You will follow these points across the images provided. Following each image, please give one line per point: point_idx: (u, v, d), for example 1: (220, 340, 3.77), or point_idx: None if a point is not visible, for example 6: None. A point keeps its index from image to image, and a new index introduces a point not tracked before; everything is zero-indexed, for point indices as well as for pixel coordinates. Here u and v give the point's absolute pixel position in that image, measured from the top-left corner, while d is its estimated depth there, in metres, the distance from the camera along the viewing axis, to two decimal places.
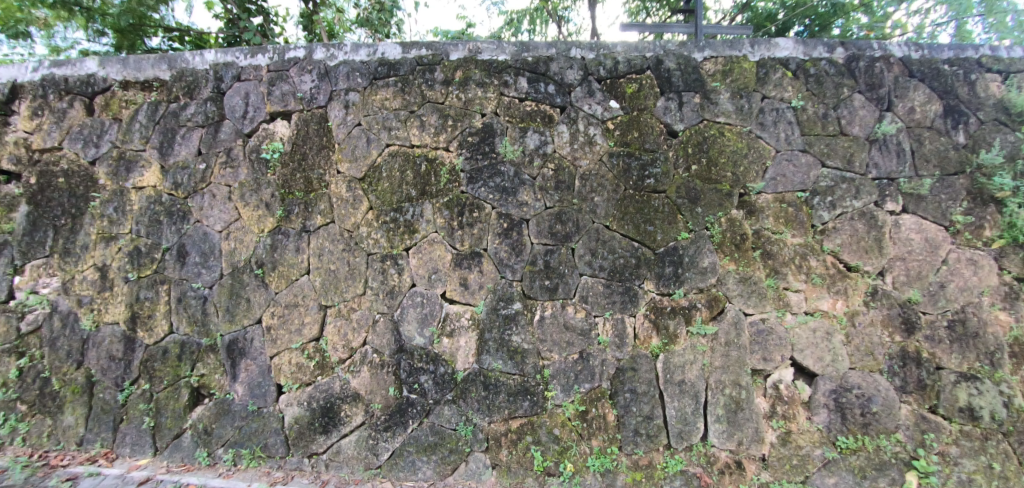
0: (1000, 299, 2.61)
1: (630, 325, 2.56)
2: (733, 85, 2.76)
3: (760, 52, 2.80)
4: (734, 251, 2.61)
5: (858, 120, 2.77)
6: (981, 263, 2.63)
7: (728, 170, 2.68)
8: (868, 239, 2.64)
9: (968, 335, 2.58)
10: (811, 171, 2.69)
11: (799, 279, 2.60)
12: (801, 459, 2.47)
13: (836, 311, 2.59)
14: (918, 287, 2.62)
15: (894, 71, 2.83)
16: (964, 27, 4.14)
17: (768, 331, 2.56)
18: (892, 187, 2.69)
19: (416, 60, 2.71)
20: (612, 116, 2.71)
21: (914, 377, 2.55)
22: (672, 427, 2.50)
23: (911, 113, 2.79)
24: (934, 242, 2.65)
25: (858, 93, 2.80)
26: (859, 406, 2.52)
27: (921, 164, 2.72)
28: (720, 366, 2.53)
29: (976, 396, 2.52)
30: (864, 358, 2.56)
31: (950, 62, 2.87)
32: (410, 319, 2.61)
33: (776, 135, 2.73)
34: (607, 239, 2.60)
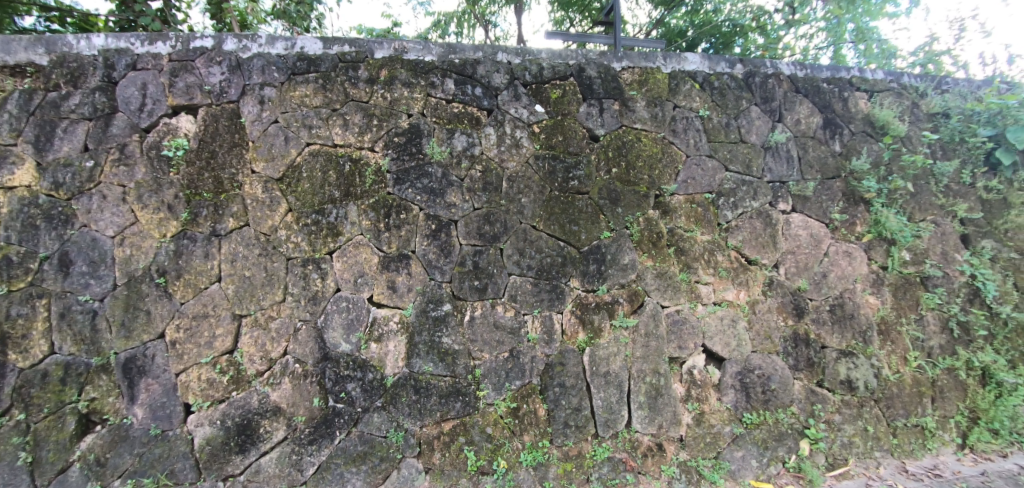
0: (869, 285, 3.03)
1: (558, 322, 2.64)
2: (648, 93, 2.96)
3: (671, 65, 3.03)
4: (652, 248, 2.79)
5: (755, 129, 3.08)
6: (855, 254, 3.04)
7: (645, 173, 2.86)
8: (764, 235, 2.94)
9: (846, 316, 2.95)
10: (716, 175, 2.94)
11: (708, 272, 2.84)
12: (713, 436, 2.69)
13: (740, 301, 2.85)
14: (806, 277, 2.96)
15: (783, 86, 3.19)
16: (840, 52, 4.75)
17: (682, 321, 2.76)
18: (783, 189, 3.03)
19: (338, 57, 2.62)
20: (537, 120, 2.80)
21: (805, 356, 2.87)
22: (599, 416, 2.61)
23: (798, 124, 3.16)
24: (817, 237, 3.01)
25: (755, 105, 3.13)
26: (761, 385, 2.79)
27: (806, 168, 3.09)
28: (641, 356, 2.69)
29: (853, 370, 2.89)
30: (764, 341, 2.84)
31: (828, 81, 3.29)
32: (334, 326, 2.50)
33: (687, 141, 2.96)
34: (535, 239, 2.67)
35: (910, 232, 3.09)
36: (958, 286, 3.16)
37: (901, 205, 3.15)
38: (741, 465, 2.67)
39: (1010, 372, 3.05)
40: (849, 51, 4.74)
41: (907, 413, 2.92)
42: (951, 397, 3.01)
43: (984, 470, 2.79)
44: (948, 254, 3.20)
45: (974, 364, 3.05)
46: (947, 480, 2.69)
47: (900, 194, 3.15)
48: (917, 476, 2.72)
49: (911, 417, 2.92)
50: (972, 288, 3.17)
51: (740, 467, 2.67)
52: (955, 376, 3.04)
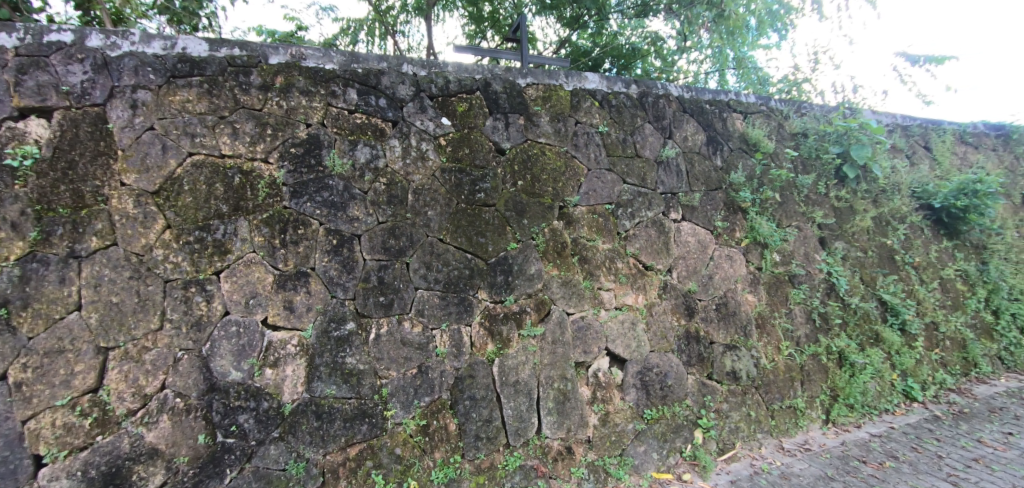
0: (747, 284, 3.39)
1: (466, 335, 2.64)
2: (552, 109, 3.09)
3: (573, 83, 3.19)
4: (557, 257, 2.89)
5: (649, 145, 3.34)
6: (735, 257, 3.39)
7: (549, 185, 2.97)
8: (658, 242, 3.18)
9: (730, 313, 3.27)
10: (615, 187, 3.14)
11: (609, 279, 3.00)
12: (618, 434, 2.83)
13: (638, 305, 3.05)
14: (695, 280, 3.24)
15: (672, 106, 3.50)
16: (724, 77, 5.29)
17: (586, 327, 2.88)
18: (674, 200, 3.30)
19: (227, 60, 2.42)
20: (444, 133, 2.80)
21: (696, 353, 3.13)
22: (510, 426, 2.64)
23: (685, 141, 3.48)
24: (704, 243, 3.32)
25: (648, 123, 3.39)
26: (659, 382, 2.99)
27: (693, 181, 3.40)
28: (548, 363, 2.76)
29: (737, 361, 3.20)
30: (660, 341, 3.06)
31: (710, 102, 3.67)
32: (222, 353, 2.27)
33: (588, 155, 3.12)
34: (442, 252, 2.66)
35: (778, 236, 3.51)
36: (818, 282, 3.64)
37: (771, 213, 3.59)
38: (644, 459, 2.83)
39: (859, 354, 3.57)
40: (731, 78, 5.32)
41: (782, 397, 3.29)
42: (816, 379, 3.44)
43: (842, 441, 3.21)
44: (810, 255, 3.68)
45: (832, 349, 3.53)
46: (815, 452, 3.07)
47: (770, 204, 3.58)
48: (792, 451, 3.07)
49: (785, 399, 3.30)
50: (829, 284, 3.67)
51: (643, 461, 2.83)
52: (818, 360, 3.49)
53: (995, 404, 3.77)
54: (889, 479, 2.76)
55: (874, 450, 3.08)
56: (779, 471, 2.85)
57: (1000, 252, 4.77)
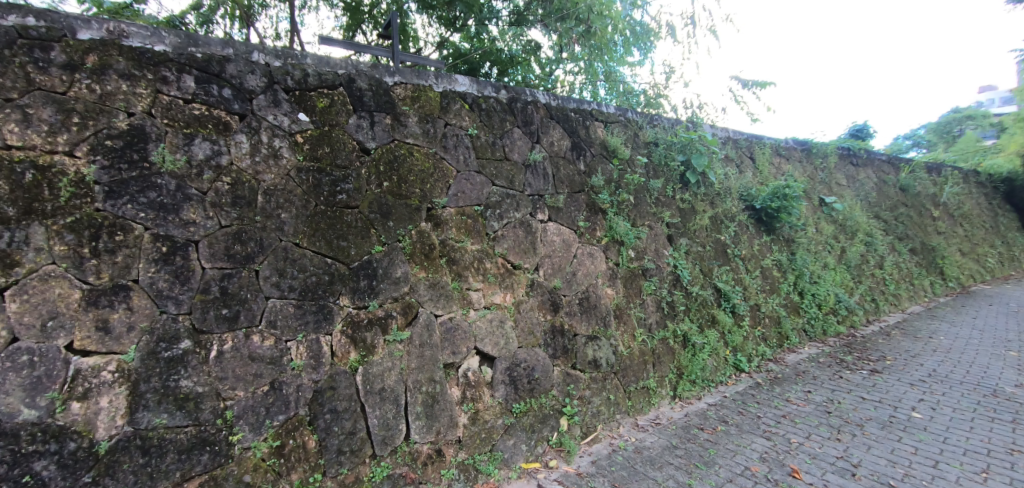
0: (606, 279, 3.73)
1: (326, 344, 2.51)
2: (420, 110, 3.06)
3: (443, 84, 3.19)
4: (424, 260, 2.89)
5: (518, 149, 3.49)
6: (596, 255, 3.70)
7: (416, 187, 2.95)
8: (525, 242, 3.36)
9: (591, 307, 3.57)
10: (483, 189, 3.24)
11: (477, 279, 3.08)
12: (487, 431, 2.92)
13: (506, 303, 3.18)
14: (560, 277, 3.47)
15: (540, 113, 3.70)
16: (596, 90, 5.70)
17: (455, 328, 2.92)
18: (540, 201, 3.51)
19: (16, 30, 1.95)
20: (301, 129, 2.60)
21: (561, 345, 3.35)
22: (375, 435, 2.57)
23: (551, 146, 3.70)
24: (568, 242, 3.58)
25: (517, 127, 3.54)
26: (526, 376, 3.15)
27: (558, 184, 3.64)
28: (416, 366, 2.75)
29: (597, 350, 3.51)
30: (527, 337, 3.22)
31: (575, 110, 3.96)
32: (9, 388, 1.79)
33: (457, 157, 3.17)
34: (298, 257, 2.48)
35: (632, 234, 3.93)
36: (666, 274, 4.14)
37: (626, 213, 4.00)
38: (512, 452, 2.98)
39: (699, 336, 4.13)
40: (603, 92, 5.75)
41: (637, 379, 3.68)
42: (665, 360, 3.89)
43: (686, 412, 3.67)
44: (659, 250, 4.17)
45: (678, 333, 4.03)
46: (663, 425, 3.47)
47: (626, 205, 4.00)
48: (644, 427, 3.43)
49: (639, 381, 3.69)
50: (675, 275, 4.18)
51: (511, 453, 2.97)
52: (666, 343, 3.95)
53: (800, 369, 4.61)
54: (720, 441, 3.22)
55: (710, 418, 3.58)
56: (633, 446, 3.17)
57: (803, 244, 5.85)
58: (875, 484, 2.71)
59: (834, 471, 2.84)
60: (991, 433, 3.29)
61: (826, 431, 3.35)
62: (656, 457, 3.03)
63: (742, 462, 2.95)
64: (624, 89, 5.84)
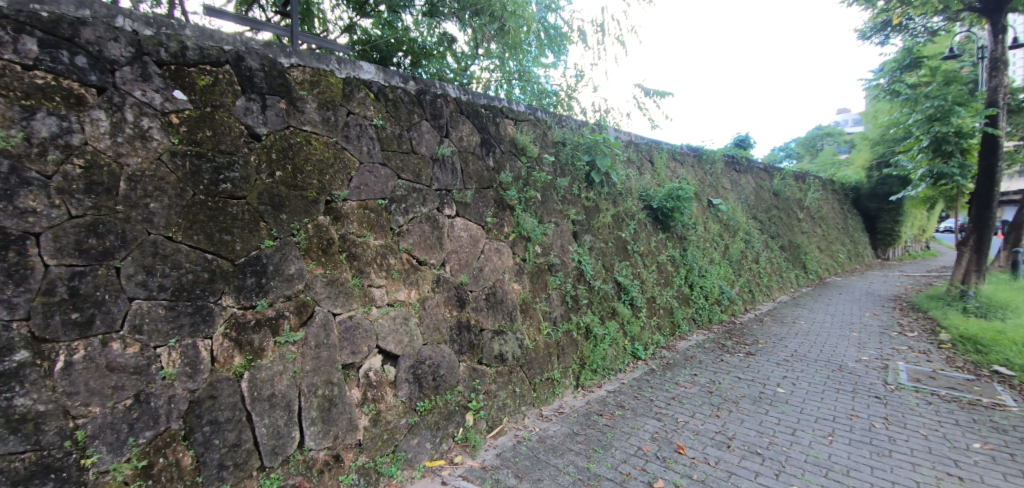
0: (513, 274, 3.83)
1: (205, 349, 2.27)
2: (320, 96, 2.89)
3: (346, 71, 3.05)
4: (321, 255, 2.74)
5: (425, 142, 3.45)
6: (503, 250, 3.79)
7: (314, 177, 2.78)
8: (431, 238, 3.34)
9: (498, 302, 3.64)
10: (387, 183, 3.15)
11: (380, 275, 2.99)
12: (389, 432, 2.86)
13: (411, 300, 3.13)
14: (466, 273, 3.50)
15: (450, 107, 3.71)
16: (511, 89, 5.78)
17: (355, 326, 2.82)
18: (447, 196, 3.52)
19: None
20: (176, 109, 2.31)
21: (467, 340, 3.38)
22: (264, 445, 2.38)
23: (460, 140, 3.73)
24: (475, 238, 3.62)
25: (425, 120, 3.50)
26: (431, 373, 3.13)
27: (466, 180, 3.68)
28: (311, 369, 2.60)
29: (503, 345, 3.58)
30: (433, 333, 3.20)
31: (485, 106, 4.03)
32: None
33: (360, 148, 3.04)
34: (171, 253, 2.21)
35: (539, 231, 4.08)
36: (571, 269, 4.34)
37: (533, 210, 4.15)
38: (417, 451, 2.94)
39: (600, 327, 4.39)
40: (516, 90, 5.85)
41: (542, 370, 3.81)
42: (569, 351, 4.08)
43: (587, 400, 3.88)
44: (564, 246, 4.37)
45: (581, 325, 4.24)
46: (566, 413, 3.63)
47: (532, 202, 4.15)
48: (548, 417, 3.57)
49: (544, 372, 3.83)
50: (579, 270, 4.41)
51: (415, 453, 2.93)
52: (570, 335, 4.14)
53: (688, 354, 5.07)
54: (617, 425, 3.44)
55: (608, 404, 3.81)
56: (536, 436, 3.28)
57: (693, 241, 6.44)
58: (745, 453, 3.07)
59: (713, 444, 3.16)
60: (834, 402, 3.89)
61: (707, 409, 3.73)
62: (558, 445, 3.16)
63: (635, 443, 3.18)
64: (537, 90, 5.99)
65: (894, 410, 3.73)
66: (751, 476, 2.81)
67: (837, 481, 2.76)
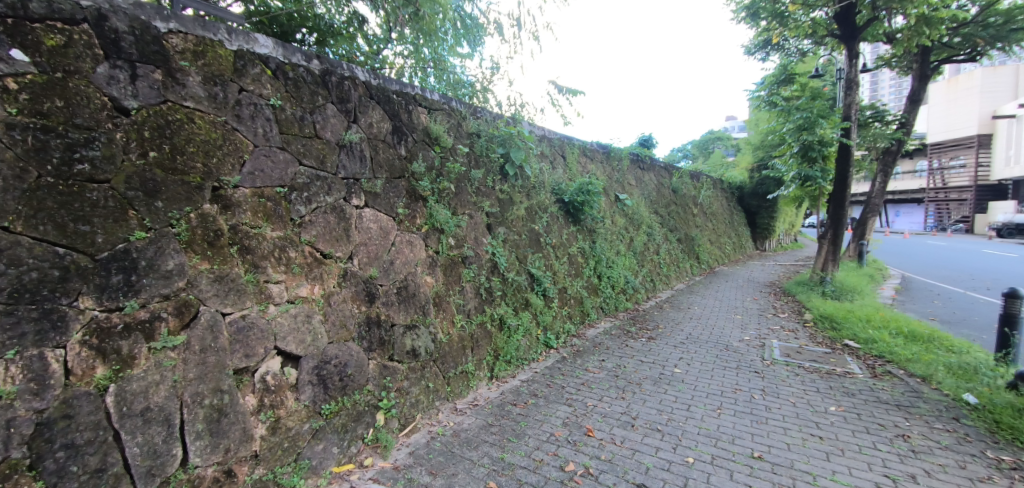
0: (426, 267, 3.72)
1: (55, 361, 1.90)
2: (205, 69, 2.55)
3: (238, 43, 2.72)
4: (207, 249, 2.43)
5: (330, 127, 3.22)
6: (415, 242, 3.67)
7: (198, 160, 2.45)
8: (337, 230, 3.12)
9: (410, 296, 3.51)
10: (286, 169, 2.88)
11: (278, 270, 2.73)
12: (290, 440, 2.62)
13: (315, 296, 2.91)
14: (376, 266, 3.33)
15: (359, 91, 3.50)
16: (425, 77, 5.60)
17: (249, 327, 2.54)
18: (356, 186, 3.31)
19: None
20: (13, 72, 1.90)
21: (377, 337, 3.23)
22: (137, 467, 2.06)
23: (370, 127, 3.54)
24: (385, 229, 3.45)
25: (331, 103, 3.26)
26: (338, 373, 2.94)
27: (376, 168, 3.50)
28: (196, 376, 2.30)
29: (416, 340, 3.47)
30: (339, 331, 3.00)
31: (398, 93, 3.87)
32: None
33: (254, 130, 2.74)
34: (5, 246, 1.81)
35: (452, 223, 4.01)
36: (484, 261, 4.33)
37: (447, 201, 4.06)
38: (322, 458, 2.74)
39: (513, 318, 4.44)
40: (431, 78, 5.70)
41: (456, 364, 3.76)
42: (483, 344, 4.06)
43: (501, 391, 3.90)
44: (478, 239, 4.35)
45: (495, 316, 4.25)
46: (480, 405, 3.62)
47: (446, 193, 4.07)
48: (462, 410, 3.53)
49: (458, 366, 3.77)
50: (492, 262, 4.42)
51: (320, 460, 2.73)
52: (484, 327, 4.13)
53: (596, 341, 5.32)
54: (530, 413, 3.50)
55: (522, 393, 3.86)
56: (451, 431, 3.23)
57: (602, 233, 6.76)
58: (647, 431, 3.27)
59: (619, 425, 3.34)
60: (722, 378, 4.31)
61: (613, 392, 3.94)
62: (472, 438, 3.14)
63: (548, 430, 3.26)
64: (452, 80, 5.87)
65: (770, 382, 4.22)
66: (652, 451, 3.00)
67: (724, 449, 3.05)
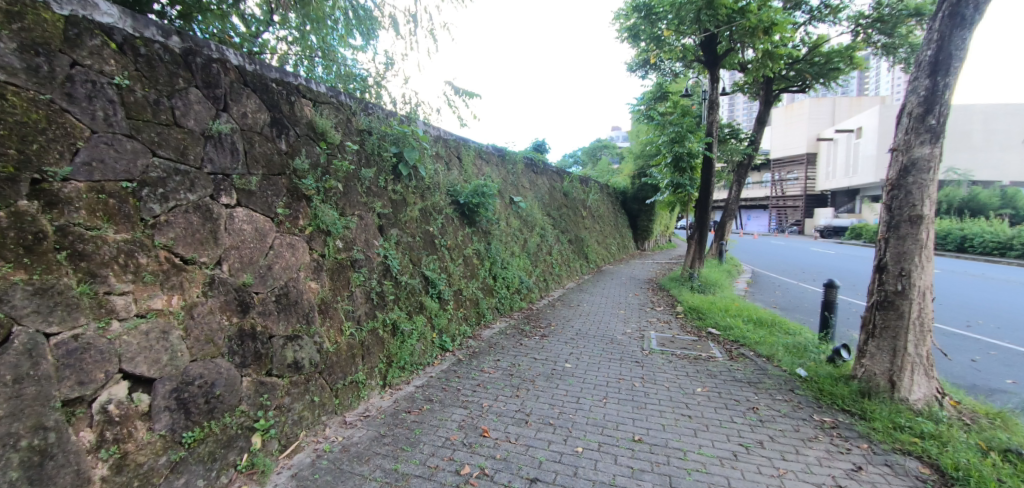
0: (310, 272, 3.44)
1: None
2: (23, 35, 2.11)
3: (72, 7, 2.33)
4: (24, 255, 1.99)
5: (193, 114, 2.84)
6: (297, 245, 3.37)
7: (11, 146, 2.02)
8: (202, 232, 2.75)
9: (290, 303, 3.22)
10: (135, 160, 2.48)
11: (124, 279, 2.33)
12: (141, 478, 2.24)
13: (173, 307, 2.53)
14: (251, 272, 3.00)
15: (230, 76, 3.15)
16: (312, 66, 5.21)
17: (84, 349, 2.12)
18: (225, 182, 2.96)
19: None
20: None
21: (251, 350, 2.90)
22: None
23: (243, 117, 3.21)
24: (261, 231, 3.13)
25: (195, 87, 2.89)
26: (203, 395, 2.58)
27: (250, 163, 3.16)
28: (8, 413, 1.86)
29: (298, 351, 3.18)
30: (205, 346, 2.64)
31: (277, 81, 3.58)
32: None
33: (91, 112, 2.33)
34: None
35: (340, 224, 3.77)
36: (376, 265, 4.14)
37: (334, 201, 3.81)
38: None
39: (406, 322, 4.31)
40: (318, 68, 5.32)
41: (344, 374, 3.52)
42: (374, 351, 3.87)
43: (394, 399, 3.75)
44: (369, 241, 4.15)
45: (387, 321, 4.08)
46: (372, 416, 3.44)
47: (333, 193, 3.82)
48: (352, 423, 3.32)
49: (347, 376, 3.55)
50: (384, 265, 4.24)
51: None
52: (375, 334, 3.94)
53: (492, 342, 5.38)
54: (425, 420, 3.41)
55: (416, 399, 3.76)
56: (339, 447, 3.02)
57: (497, 235, 6.87)
58: (539, 425, 3.38)
59: (513, 423, 3.40)
60: (607, 369, 4.63)
61: (508, 391, 4.01)
62: (363, 451, 2.97)
63: (443, 434, 3.21)
64: (344, 71, 5.53)
65: (648, 370, 4.63)
66: (545, 445, 3.10)
67: (609, 435, 3.26)
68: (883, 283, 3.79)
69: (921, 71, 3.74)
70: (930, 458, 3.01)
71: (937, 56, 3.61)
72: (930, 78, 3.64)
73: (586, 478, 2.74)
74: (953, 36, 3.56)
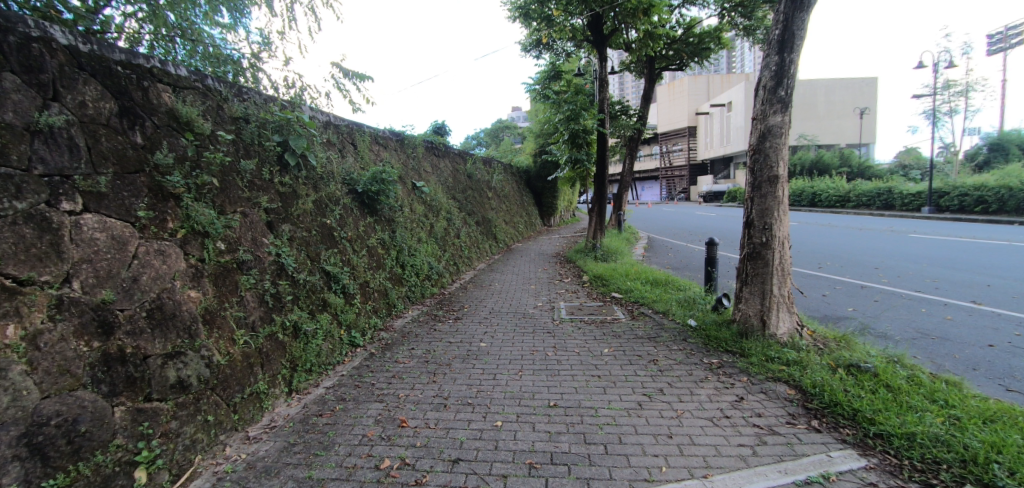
0: (188, 280, 3.06)
1: None
2: None
3: None
4: None
5: (11, 106, 2.38)
6: (168, 251, 2.97)
7: None
8: (38, 246, 2.32)
9: (166, 318, 2.84)
10: None
11: None
12: None
13: (9, 340, 2.11)
14: (112, 287, 2.59)
15: (57, 58, 2.67)
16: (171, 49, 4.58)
17: None
18: (65, 185, 2.52)
19: None
20: None
21: (122, 376, 2.52)
22: None
23: (81, 107, 2.74)
24: (120, 239, 2.70)
25: (11, 73, 2.42)
26: (63, 435, 2.21)
27: (97, 161, 2.71)
28: None
29: (183, 369, 2.82)
30: (58, 379, 2.25)
31: (123, 64, 3.10)
32: None
33: None
34: None
35: (219, 224, 3.39)
36: (267, 265, 3.81)
37: (209, 199, 3.41)
38: None
39: (309, 323, 4.04)
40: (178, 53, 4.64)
41: (241, 387, 3.20)
42: (274, 357, 3.57)
43: (303, 405, 3.52)
44: (256, 239, 3.80)
45: (286, 324, 3.79)
46: (278, 427, 3.20)
47: (207, 189, 3.41)
48: (257, 437, 3.06)
49: (246, 388, 3.24)
50: (277, 265, 3.92)
51: None
52: (275, 338, 3.64)
53: (405, 331, 5.26)
54: (338, 421, 3.26)
55: (327, 401, 3.57)
56: (242, 465, 2.76)
57: (401, 222, 6.67)
58: (458, 407, 3.40)
59: (431, 409, 3.38)
60: (522, 344, 4.76)
61: (425, 378, 3.97)
62: (271, 465, 2.75)
63: (359, 432, 3.09)
64: (214, 52, 4.92)
65: (560, 339, 4.85)
66: (464, 425, 3.12)
67: (527, 406, 3.38)
68: (751, 237, 4.30)
69: (771, 49, 4.24)
70: (794, 380, 3.54)
71: (784, 34, 4.12)
72: (778, 54, 4.15)
73: (506, 449, 2.81)
74: (794, 17, 4.08)
